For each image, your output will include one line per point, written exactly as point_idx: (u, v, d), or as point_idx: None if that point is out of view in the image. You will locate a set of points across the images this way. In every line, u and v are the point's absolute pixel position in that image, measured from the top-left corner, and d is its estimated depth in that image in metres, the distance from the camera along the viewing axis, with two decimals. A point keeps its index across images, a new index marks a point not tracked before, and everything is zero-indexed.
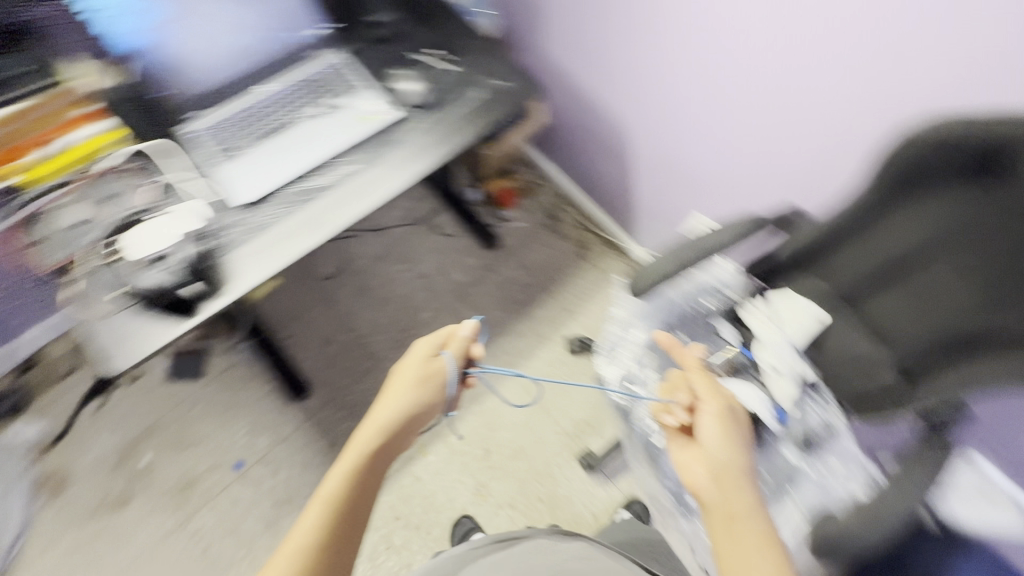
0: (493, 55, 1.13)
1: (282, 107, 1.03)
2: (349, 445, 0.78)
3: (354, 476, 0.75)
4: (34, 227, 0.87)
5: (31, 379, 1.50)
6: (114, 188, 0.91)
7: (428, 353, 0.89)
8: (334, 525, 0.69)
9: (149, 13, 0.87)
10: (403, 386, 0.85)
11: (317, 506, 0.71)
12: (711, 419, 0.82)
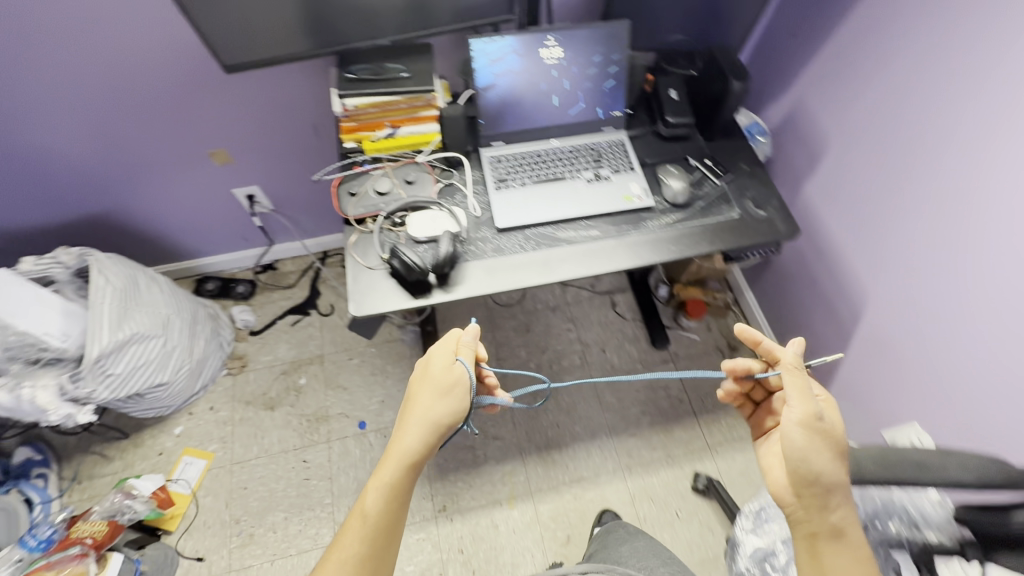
0: (762, 186, 1.16)
1: (561, 163, 1.15)
2: (381, 467, 0.82)
3: (391, 494, 0.81)
4: (357, 184, 1.09)
5: (265, 278, 1.86)
6: (417, 176, 1.10)
7: (444, 363, 0.85)
8: (367, 547, 0.77)
9: (506, 64, 1.07)
10: (425, 408, 0.83)
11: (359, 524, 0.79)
12: (795, 428, 0.73)
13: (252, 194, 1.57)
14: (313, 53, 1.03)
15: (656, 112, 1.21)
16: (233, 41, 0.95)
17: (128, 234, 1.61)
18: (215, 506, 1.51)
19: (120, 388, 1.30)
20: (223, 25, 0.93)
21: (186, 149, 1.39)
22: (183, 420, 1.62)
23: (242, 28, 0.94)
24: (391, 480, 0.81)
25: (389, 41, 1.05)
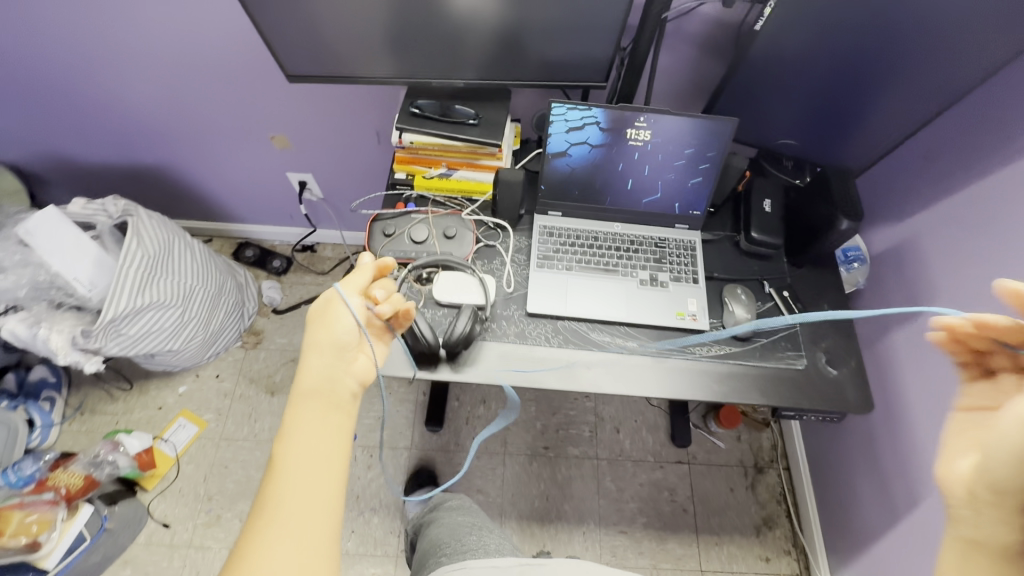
0: (843, 339, 0.99)
1: (617, 251, 1.02)
2: (285, 423, 0.61)
3: (308, 454, 0.59)
4: (393, 222, 1.01)
5: (301, 258, 1.85)
6: (458, 230, 1.01)
7: (328, 286, 0.68)
8: (287, 520, 0.55)
9: (586, 135, 0.95)
10: (325, 337, 0.66)
11: (278, 505, 0.55)
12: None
13: (304, 181, 1.54)
14: (382, 78, 0.95)
15: (741, 219, 1.06)
16: (299, 50, 0.90)
17: (183, 187, 1.62)
18: (193, 476, 1.52)
19: (129, 347, 1.31)
20: (293, 34, 0.87)
21: (248, 127, 1.35)
22: (188, 380, 1.64)
23: (313, 41, 0.89)
24: (301, 432, 0.60)
25: (463, 84, 0.96)
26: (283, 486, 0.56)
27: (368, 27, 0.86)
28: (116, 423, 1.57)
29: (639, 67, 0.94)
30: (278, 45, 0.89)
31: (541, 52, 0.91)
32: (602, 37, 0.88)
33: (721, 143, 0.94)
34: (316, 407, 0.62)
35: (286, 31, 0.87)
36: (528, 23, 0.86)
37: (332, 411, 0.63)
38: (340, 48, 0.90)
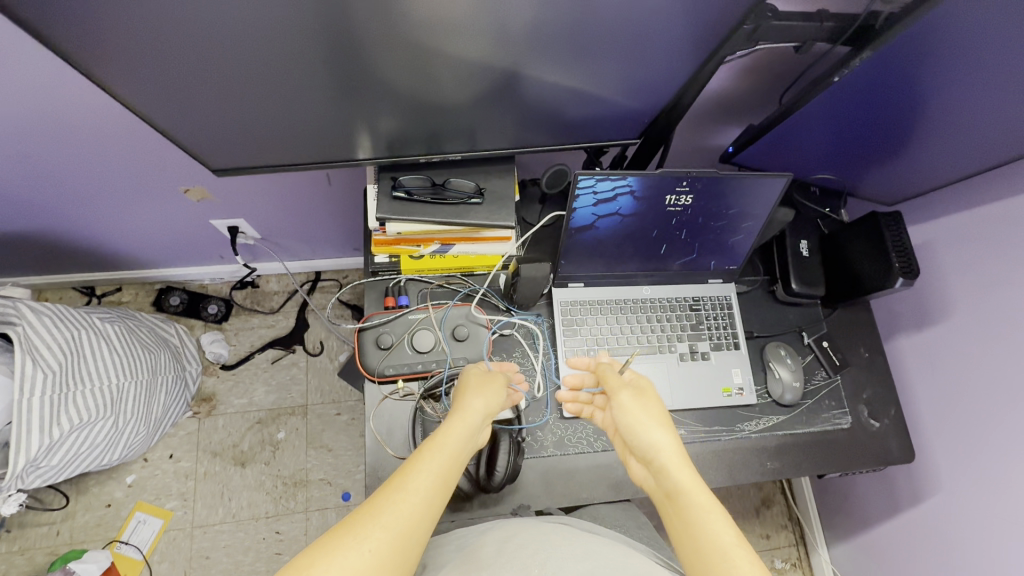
0: (882, 386, 0.95)
1: (649, 322, 0.90)
2: (432, 438, 0.59)
3: (427, 496, 0.53)
4: (386, 326, 0.82)
5: (242, 297, 1.56)
6: (468, 326, 0.84)
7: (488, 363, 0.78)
8: (407, 527, 0.50)
9: (616, 206, 0.78)
10: (470, 409, 0.65)
11: (376, 525, 0.49)
12: (625, 397, 0.69)
13: (235, 226, 1.25)
14: (357, 158, 0.77)
15: (776, 266, 0.96)
16: (227, 147, 0.71)
17: (69, 246, 1.27)
18: (171, 575, 1.33)
19: (56, 476, 1.06)
20: (226, 121, 0.66)
21: (150, 182, 1.03)
22: (136, 467, 1.40)
23: (257, 125, 0.68)
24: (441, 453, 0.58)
25: (460, 156, 0.78)
26: (396, 509, 0.51)
27: (331, 108, 0.66)
28: (57, 534, 1.33)
29: (674, 112, 0.77)
30: (202, 133, 0.68)
31: (558, 108, 0.72)
32: (636, 88, 0.70)
33: (767, 200, 0.81)
34: (448, 459, 0.57)
35: (210, 118, 0.65)
36: (545, 80, 0.66)
37: (451, 479, 0.57)
38: (294, 131, 0.70)
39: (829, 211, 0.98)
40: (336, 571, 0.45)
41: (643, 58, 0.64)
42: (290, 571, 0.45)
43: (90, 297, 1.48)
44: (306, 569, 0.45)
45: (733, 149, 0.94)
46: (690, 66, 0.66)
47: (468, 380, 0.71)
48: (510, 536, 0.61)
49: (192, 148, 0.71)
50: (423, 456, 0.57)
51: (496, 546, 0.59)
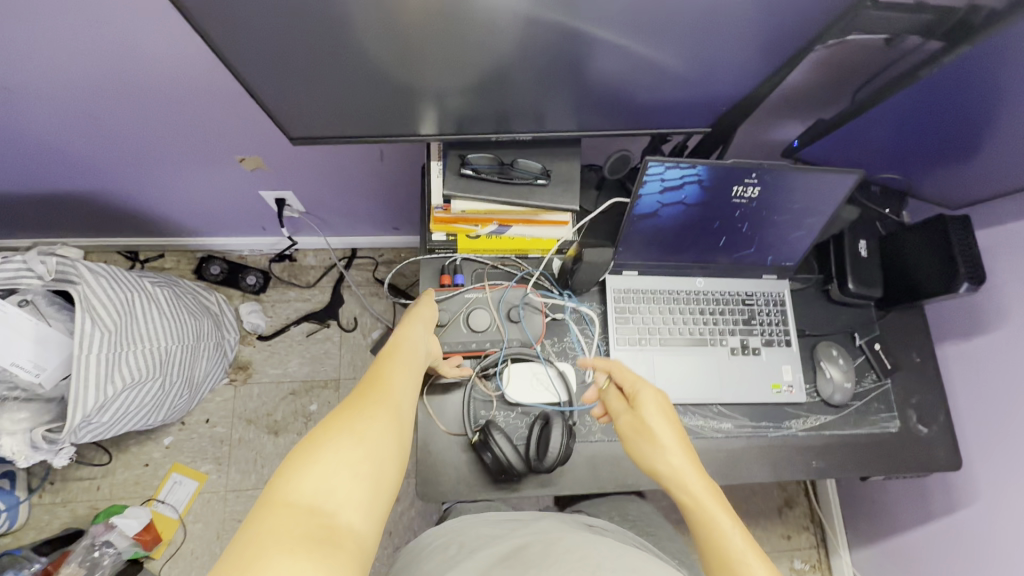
0: (934, 392, 0.94)
1: (702, 314, 0.89)
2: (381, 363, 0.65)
3: (400, 381, 0.63)
4: (441, 304, 0.83)
5: (280, 270, 1.58)
6: (524, 309, 0.84)
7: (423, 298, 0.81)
8: (372, 421, 0.56)
9: (682, 195, 0.77)
10: (418, 320, 0.75)
11: (346, 423, 0.55)
12: (625, 424, 0.70)
13: (282, 198, 1.26)
14: (423, 135, 0.77)
15: (832, 265, 0.94)
16: (303, 117, 0.72)
17: (120, 209, 1.29)
18: (205, 535, 1.37)
19: (105, 433, 1.09)
20: (304, 90, 0.67)
21: (206, 148, 1.04)
22: (174, 429, 1.43)
23: (333, 94, 0.68)
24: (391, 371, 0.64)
25: (528, 136, 0.78)
26: (377, 392, 0.60)
27: (408, 82, 0.66)
28: (97, 489, 1.37)
29: (746, 102, 0.76)
30: (282, 102, 0.69)
31: (631, 93, 0.71)
32: (714, 74, 0.69)
33: (834, 196, 0.80)
34: (409, 357, 0.68)
35: (291, 87, 0.66)
36: (626, 63, 0.65)
37: (415, 369, 0.68)
38: (370, 104, 0.70)
39: (889, 212, 0.96)
40: (347, 434, 0.53)
41: (728, 43, 0.63)
42: (303, 447, 0.52)
43: (133, 262, 1.51)
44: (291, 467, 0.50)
45: (798, 143, 0.92)
46: (773, 53, 0.66)
47: (412, 316, 0.76)
48: (554, 540, 0.60)
49: (275, 111, 0.71)
50: (387, 358, 0.67)
51: (541, 547, 0.59)
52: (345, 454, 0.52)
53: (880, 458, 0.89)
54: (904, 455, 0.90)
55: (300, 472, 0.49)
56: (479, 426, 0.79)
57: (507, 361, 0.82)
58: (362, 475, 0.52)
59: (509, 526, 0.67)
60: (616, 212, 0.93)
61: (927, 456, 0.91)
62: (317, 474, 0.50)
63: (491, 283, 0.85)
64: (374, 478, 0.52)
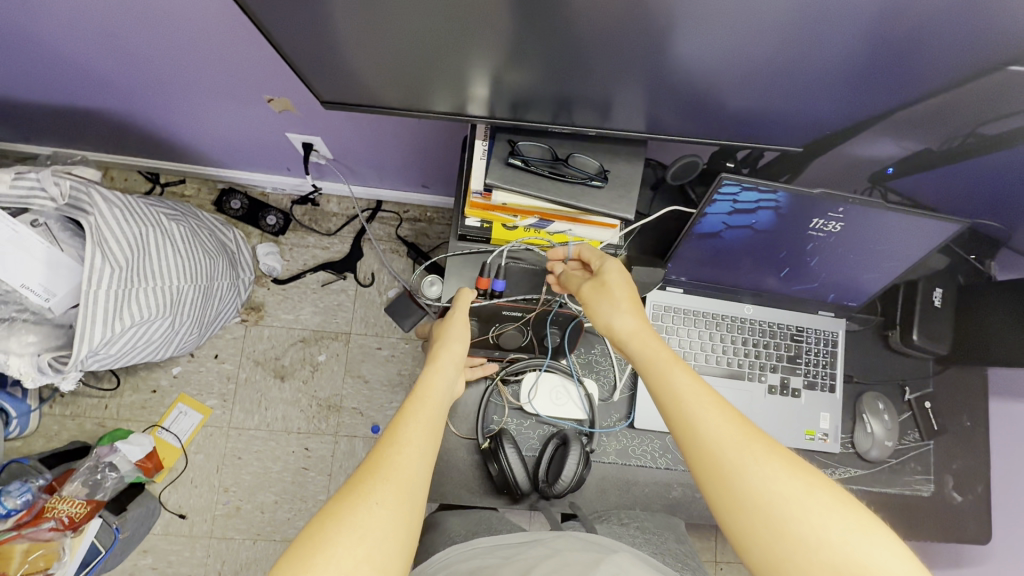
0: (980, 459, 0.87)
1: (745, 345, 0.82)
2: (399, 420, 0.56)
3: (419, 446, 0.54)
4: (477, 314, 0.75)
5: (302, 213, 1.52)
6: (564, 329, 0.77)
7: (459, 317, 0.69)
8: (381, 513, 0.48)
9: (752, 219, 0.69)
10: (448, 357, 0.65)
11: (351, 515, 0.47)
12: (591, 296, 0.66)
13: (309, 143, 1.18)
14: (473, 110, 0.68)
15: (898, 310, 0.86)
16: (339, 81, 0.65)
17: (142, 132, 1.22)
18: (205, 466, 1.39)
19: (113, 363, 1.07)
20: (345, 49, 0.58)
21: (233, 84, 0.96)
22: (182, 360, 1.43)
23: (378, 57, 0.59)
24: (410, 436, 0.54)
25: (591, 129, 0.69)
26: (391, 464, 0.51)
27: (467, 55, 0.57)
28: (105, 408, 1.39)
29: (848, 120, 0.65)
30: (318, 61, 0.61)
31: (719, 96, 0.61)
32: (821, 85, 0.59)
33: (923, 242, 0.70)
34: (432, 408, 0.58)
35: (331, 44, 0.57)
36: (722, 62, 0.55)
37: (439, 424, 0.58)
38: (419, 73, 0.61)
39: (973, 259, 0.86)
40: (350, 530, 0.46)
41: (849, 52, 0.53)
42: (303, 541, 0.46)
43: (154, 184, 1.46)
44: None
45: (893, 171, 0.82)
46: (896, 71, 0.55)
47: (441, 353, 0.65)
48: (530, 567, 0.52)
49: (305, 74, 0.64)
50: (409, 408, 0.58)
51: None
52: (347, 558, 0.45)
53: (906, 521, 0.84)
54: (933, 521, 0.84)
55: None
56: (489, 434, 0.77)
57: (538, 371, 0.79)
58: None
59: (490, 556, 0.58)
60: (669, 220, 0.85)
61: (958, 526, 0.85)
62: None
63: (542, 297, 0.78)
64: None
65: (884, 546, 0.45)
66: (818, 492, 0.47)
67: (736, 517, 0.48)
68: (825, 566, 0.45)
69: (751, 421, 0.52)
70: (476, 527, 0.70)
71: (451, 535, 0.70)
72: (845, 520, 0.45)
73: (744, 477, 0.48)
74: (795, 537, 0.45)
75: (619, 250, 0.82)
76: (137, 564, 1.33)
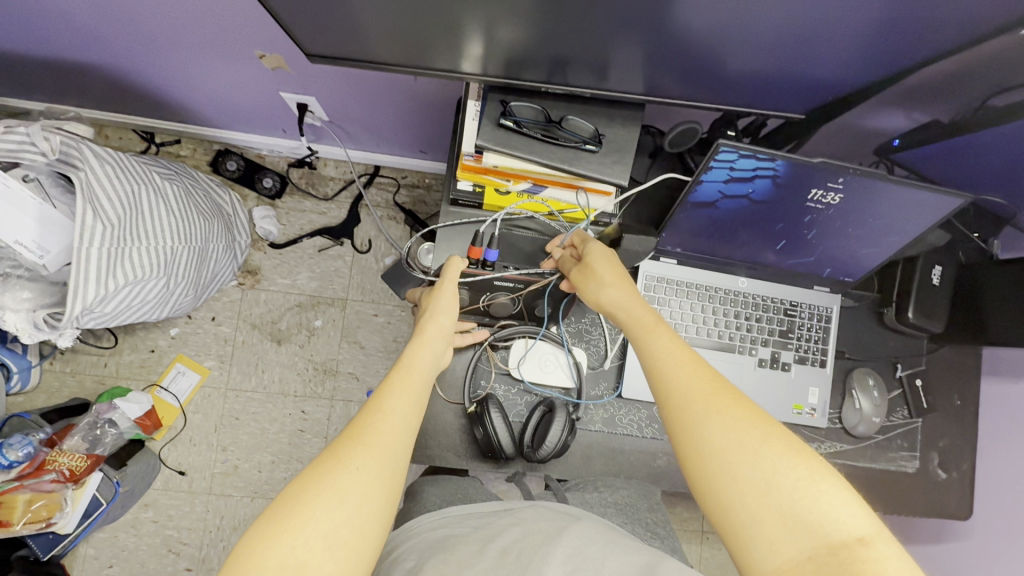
0: (967, 439, 0.87)
1: (737, 318, 0.82)
2: (383, 392, 0.55)
3: (403, 416, 0.54)
4: (468, 283, 0.72)
5: (299, 177, 1.50)
6: (553, 302, 0.77)
7: (448, 289, 0.67)
8: (359, 482, 0.48)
9: (749, 189, 0.67)
10: (435, 330, 0.64)
11: (329, 481, 0.47)
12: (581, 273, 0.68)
13: (304, 103, 1.15)
14: (465, 69, 0.66)
15: (895, 287, 0.85)
16: (325, 35, 0.63)
17: (134, 88, 1.20)
18: (203, 426, 1.42)
19: (107, 322, 1.08)
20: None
21: (223, 39, 0.93)
22: (180, 321, 1.44)
23: (364, 9, 0.57)
24: (392, 407, 0.54)
25: (586, 91, 0.67)
26: (371, 433, 0.51)
27: (457, 10, 0.55)
28: (105, 366, 1.41)
29: (853, 88, 0.63)
30: (303, 12, 0.58)
31: (720, 58, 0.59)
32: (824, 49, 0.56)
33: (924, 216, 0.69)
34: (417, 380, 0.58)
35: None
36: (723, 22, 0.53)
37: (423, 396, 0.58)
38: (408, 27, 0.59)
39: (976, 237, 0.84)
40: (329, 494, 0.46)
41: (855, 11, 0.50)
42: (281, 503, 0.46)
43: (149, 143, 1.43)
44: (262, 536, 0.44)
45: (899, 144, 0.80)
46: (905, 33, 0.53)
47: (428, 326, 0.64)
48: (492, 538, 0.55)
49: (288, 25, 0.62)
50: (394, 380, 0.57)
51: (478, 546, 0.54)
52: (324, 521, 0.45)
53: (888, 497, 0.85)
54: (914, 497, 0.85)
55: (270, 544, 0.43)
56: (477, 398, 0.77)
57: (527, 339, 0.79)
58: (341, 544, 0.45)
59: (462, 524, 0.60)
60: (665, 188, 0.85)
61: (940, 503, 0.86)
62: (291, 544, 0.44)
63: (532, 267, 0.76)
64: (355, 546, 0.46)
65: (836, 497, 0.45)
66: (775, 443, 0.48)
67: (696, 464, 0.49)
68: (776, 511, 0.45)
69: (722, 379, 0.53)
70: (451, 497, 0.73)
71: (430, 502, 0.71)
72: (796, 467, 0.46)
73: (705, 425, 0.50)
74: (746, 479, 0.46)
75: (614, 218, 0.80)
76: (139, 517, 1.37)
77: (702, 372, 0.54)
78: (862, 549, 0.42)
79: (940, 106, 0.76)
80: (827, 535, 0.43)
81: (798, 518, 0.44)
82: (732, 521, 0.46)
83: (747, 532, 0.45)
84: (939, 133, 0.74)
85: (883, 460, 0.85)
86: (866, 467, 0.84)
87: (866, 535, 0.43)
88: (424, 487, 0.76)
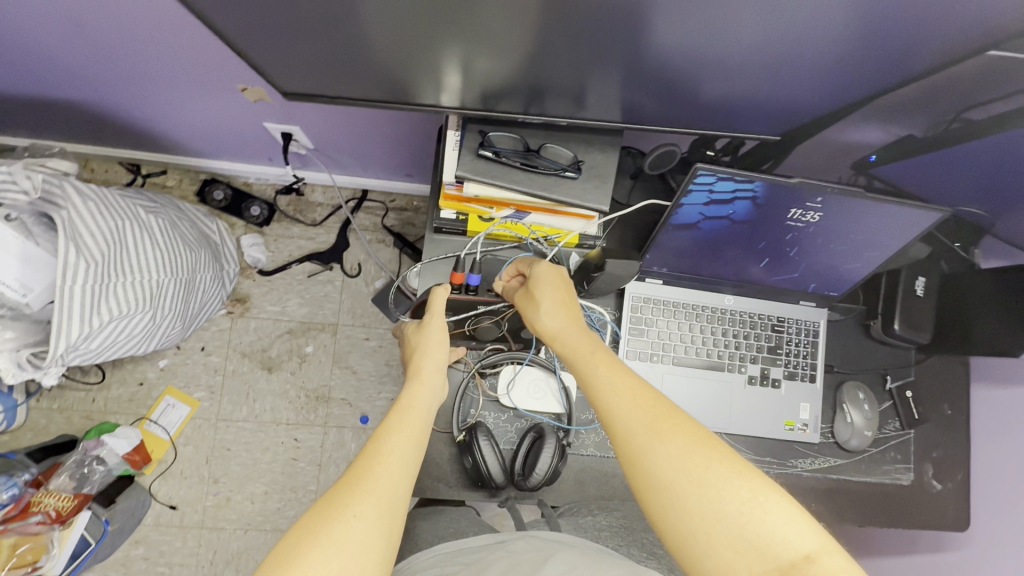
0: (960, 447, 0.87)
1: (724, 336, 0.81)
2: (381, 435, 0.54)
3: (403, 457, 0.53)
4: (454, 310, 0.73)
5: (286, 203, 1.50)
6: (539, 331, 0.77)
7: (440, 325, 0.67)
8: (361, 528, 0.47)
9: (729, 210, 0.68)
10: (431, 368, 0.64)
11: (325, 534, 0.46)
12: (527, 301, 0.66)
13: (288, 132, 1.15)
14: (441, 102, 0.67)
15: (880, 299, 0.86)
16: (298, 73, 0.63)
17: (118, 123, 1.20)
18: (194, 458, 1.40)
19: (93, 357, 1.06)
20: (303, 42, 0.57)
21: (204, 74, 0.93)
22: (169, 353, 1.42)
23: (337, 49, 0.57)
24: (392, 449, 0.53)
25: (563, 120, 0.68)
26: (367, 479, 0.50)
27: (428, 47, 0.56)
28: (94, 400, 1.39)
29: (822, 110, 0.64)
30: (276, 54, 0.59)
31: (690, 86, 0.60)
32: (789, 76, 0.58)
33: (903, 230, 0.69)
34: (416, 419, 0.57)
35: (289, 38, 0.56)
36: (689, 53, 0.54)
37: (424, 434, 0.57)
38: (381, 65, 0.60)
39: (956, 247, 0.86)
40: (326, 543, 0.46)
41: (817, 40, 0.51)
42: (277, 557, 0.45)
43: (134, 175, 1.43)
44: None
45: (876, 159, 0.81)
46: (866, 59, 0.54)
47: (423, 364, 0.64)
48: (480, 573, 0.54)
49: (263, 64, 0.62)
50: (392, 420, 0.57)
51: None
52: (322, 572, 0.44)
53: (884, 511, 0.84)
54: (911, 509, 0.85)
55: None
56: (465, 426, 0.77)
57: (515, 366, 0.78)
58: None
59: (452, 562, 0.58)
60: (649, 211, 0.85)
61: (937, 513, 0.85)
62: None
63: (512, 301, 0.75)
64: None
65: (782, 516, 0.47)
66: (718, 467, 0.49)
67: (647, 498, 0.50)
68: (728, 539, 0.46)
69: (663, 404, 0.54)
70: (443, 531, 0.71)
71: (420, 538, 0.70)
72: (742, 488, 0.47)
73: (650, 457, 0.50)
74: (697, 512, 0.47)
75: (597, 241, 0.81)
76: (130, 555, 1.34)
77: (645, 400, 0.55)
78: (808, 566, 0.45)
79: (914, 120, 0.77)
80: (778, 558, 0.45)
81: (749, 544, 0.46)
82: (688, 554, 0.47)
83: (703, 564, 0.47)
84: (914, 148, 0.76)
85: (878, 473, 0.85)
86: (861, 482, 0.84)
87: (813, 551, 0.45)
88: (415, 521, 0.75)
